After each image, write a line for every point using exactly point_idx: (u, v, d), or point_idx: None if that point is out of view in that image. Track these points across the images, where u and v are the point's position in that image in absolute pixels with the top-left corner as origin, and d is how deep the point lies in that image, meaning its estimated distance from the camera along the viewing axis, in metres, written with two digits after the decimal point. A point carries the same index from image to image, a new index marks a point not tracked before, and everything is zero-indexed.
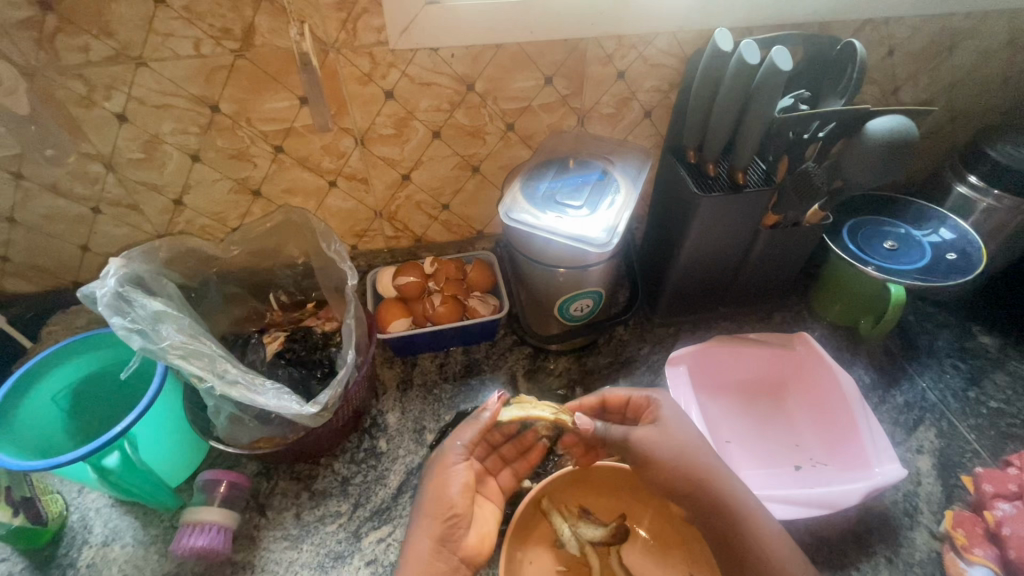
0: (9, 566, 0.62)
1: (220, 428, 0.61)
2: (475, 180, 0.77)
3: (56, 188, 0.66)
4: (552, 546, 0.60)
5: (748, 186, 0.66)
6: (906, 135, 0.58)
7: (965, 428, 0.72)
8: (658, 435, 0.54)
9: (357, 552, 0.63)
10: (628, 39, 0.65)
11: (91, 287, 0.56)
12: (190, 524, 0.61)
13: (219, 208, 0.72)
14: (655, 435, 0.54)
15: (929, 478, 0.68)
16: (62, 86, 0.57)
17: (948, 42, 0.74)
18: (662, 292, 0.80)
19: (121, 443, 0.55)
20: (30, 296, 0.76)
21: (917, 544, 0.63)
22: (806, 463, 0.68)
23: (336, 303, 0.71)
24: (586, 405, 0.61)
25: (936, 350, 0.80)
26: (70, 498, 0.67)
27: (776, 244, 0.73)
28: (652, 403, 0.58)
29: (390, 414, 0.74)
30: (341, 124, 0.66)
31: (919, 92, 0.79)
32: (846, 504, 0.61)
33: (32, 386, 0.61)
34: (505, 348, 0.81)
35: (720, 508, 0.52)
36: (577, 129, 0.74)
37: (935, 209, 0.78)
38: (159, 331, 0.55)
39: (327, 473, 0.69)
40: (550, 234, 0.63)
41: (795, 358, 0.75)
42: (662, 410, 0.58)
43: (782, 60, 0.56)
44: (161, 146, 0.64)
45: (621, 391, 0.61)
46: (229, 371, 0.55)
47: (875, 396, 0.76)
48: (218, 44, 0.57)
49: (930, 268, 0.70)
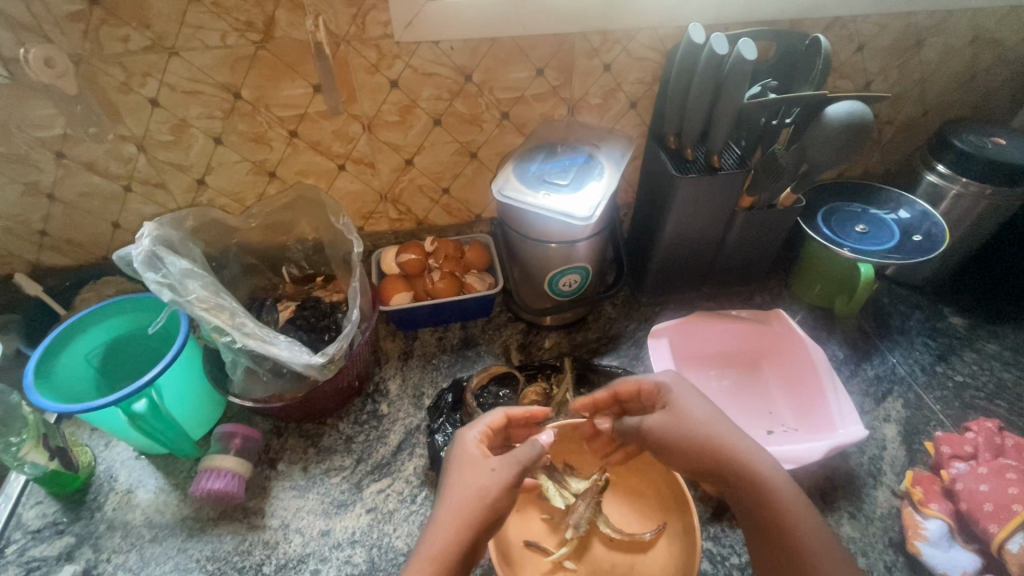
0: (43, 508, 0.68)
1: (236, 382, 0.67)
2: (473, 166, 0.84)
3: (93, 166, 0.73)
4: (537, 497, 0.65)
5: (722, 168, 0.71)
6: (863, 120, 0.63)
7: (931, 399, 0.76)
8: (668, 417, 0.56)
9: (359, 501, 0.68)
10: (613, 34, 0.72)
11: (126, 247, 0.61)
12: (207, 470, 0.67)
13: (238, 188, 0.79)
14: (667, 419, 0.56)
15: (894, 443, 0.72)
16: (103, 73, 0.64)
17: (914, 39, 0.80)
18: (647, 272, 0.85)
19: (148, 391, 0.61)
20: (65, 268, 0.83)
21: (879, 501, 0.67)
22: (778, 428, 0.73)
23: (343, 276, 0.77)
24: (598, 400, 0.63)
25: (907, 329, 0.85)
26: (97, 451, 0.73)
27: (752, 225, 0.78)
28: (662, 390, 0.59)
29: (391, 381, 0.80)
30: (350, 110, 0.73)
31: (889, 85, 0.85)
32: (810, 459, 0.65)
33: (64, 348, 0.67)
34: (500, 323, 0.87)
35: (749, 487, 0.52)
36: (568, 118, 0.80)
37: (904, 194, 0.83)
38: (186, 286, 0.60)
39: (332, 432, 0.75)
40: (541, 209, 0.69)
41: (770, 333, 0.80)
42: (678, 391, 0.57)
43: (747, 51, 0.62)
44: (188, 129, 0.71)
45: (633, 381, 0.61)
46: (246, 324, 0.60)
47: (847, 369, 0.81)
48: (242, 36, 0.63)
49: (896, 248, 0.76)
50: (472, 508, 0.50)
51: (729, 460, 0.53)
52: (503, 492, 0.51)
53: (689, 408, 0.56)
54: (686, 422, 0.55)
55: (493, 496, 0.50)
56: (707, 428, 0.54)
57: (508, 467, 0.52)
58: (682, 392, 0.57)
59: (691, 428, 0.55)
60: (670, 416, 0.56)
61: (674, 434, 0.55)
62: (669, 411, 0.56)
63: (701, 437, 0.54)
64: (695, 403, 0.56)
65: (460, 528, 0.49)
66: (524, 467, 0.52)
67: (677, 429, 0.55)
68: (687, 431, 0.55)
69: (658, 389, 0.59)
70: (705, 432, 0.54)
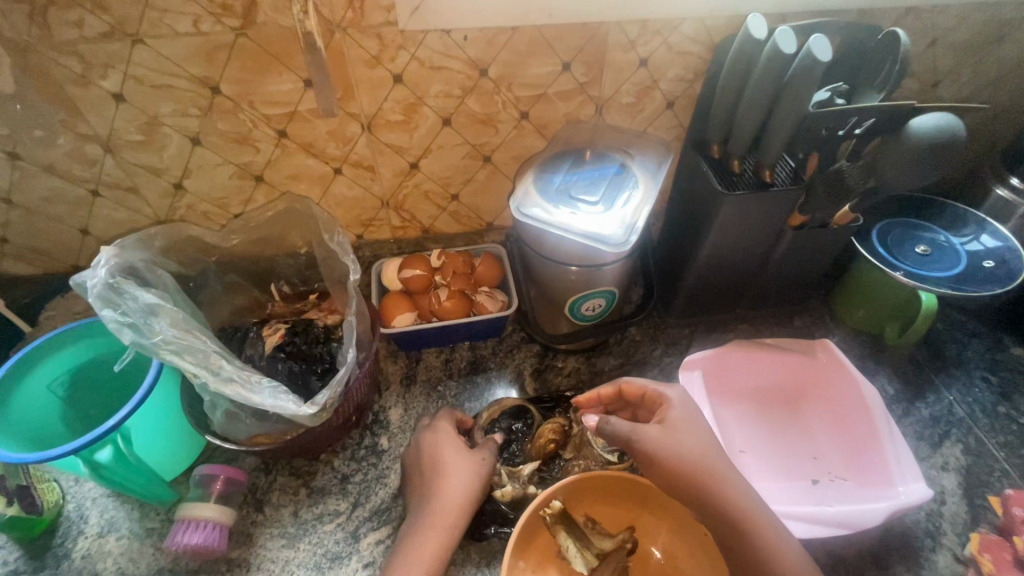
0: (3, 554, 0.61)
1: (217, 423, 0.59)
2: (485, 170, 0.74)
3: (53, 169, 0.63)
4: (553, 557, 0.58)
5: (775, 184, 0.62)
6: (953, 134, 0.54)
7: (994, 446, 0.68)
8: (665, 434, 0.53)
9: (355, 554, 0.61)
10: (652, 24, 0.61)
11: (81, 276, 0.53)
12: (185, 519, 0.60)
13: (221, 193, 0.70)
14: (661, 434, 0.53)
15: (954, 497, 0.65)
16: (57, 63, 0.54)
17: (997, 33, 0.69)
18: (678, 293, 0.76)
19: (114, 437, 0.54)
20: (29, 278, 0.74)
21: (939, 567, 0.60)
22: (824, 477, 0.65)
23: (338, 296, 0.69)
24: (603, 395, 0.61)
25: (964, 360, 0.75)
26: (66, 487, 0.66)
27: (800, 246, 0.69)
28: (664, 403, 0.57)
29: (393, 411, 0.72)
30: (346, 108, 0.63)
31: (960, 87, 0.74)
32: (868, 524, 0.58)
33: (23, 378, 0.60)
34: (512, 345, 0.79)
35: (734, 516, 0.50)
36: (595, 119, 0.71)
37: (973, 212, 0.73)
38: (152, 325, 0.53)
39: (326, 470, 0.67)
40: (563, 231, 0.60)
41: (815, 365, 0.71)
42: (672, 409, 0.56)
43: (820, 50, 0.52)
44: (160, 129, 0.62)
45: (637, 383, 0.59)
46: (224, 368, 0.53)
47: (899, 408, 0.72)
48: (218, 21, 0.53)
49: (965, 276, 0.66)
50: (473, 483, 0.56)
51: (715, 487, 0.51)
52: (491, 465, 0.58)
53: (684, 430, 0.54)
54: (685, 443, 0.53)
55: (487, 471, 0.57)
56: (700, 451, 0.52)
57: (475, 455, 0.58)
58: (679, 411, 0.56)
59: (683, 450, 0.52)
60: (665, 431, 0.54)
61: (670, 453, 0.52)
62: (665, 428, 0.54)
63: (691, 460, 0.52)
64: (693, 423, 0.55)
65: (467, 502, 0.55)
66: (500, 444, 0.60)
67: (670, 448, 0.52)
68: (678, 452, 0.52)
69: (659, 398, 0.58)
70: (696, 454, 0.52)
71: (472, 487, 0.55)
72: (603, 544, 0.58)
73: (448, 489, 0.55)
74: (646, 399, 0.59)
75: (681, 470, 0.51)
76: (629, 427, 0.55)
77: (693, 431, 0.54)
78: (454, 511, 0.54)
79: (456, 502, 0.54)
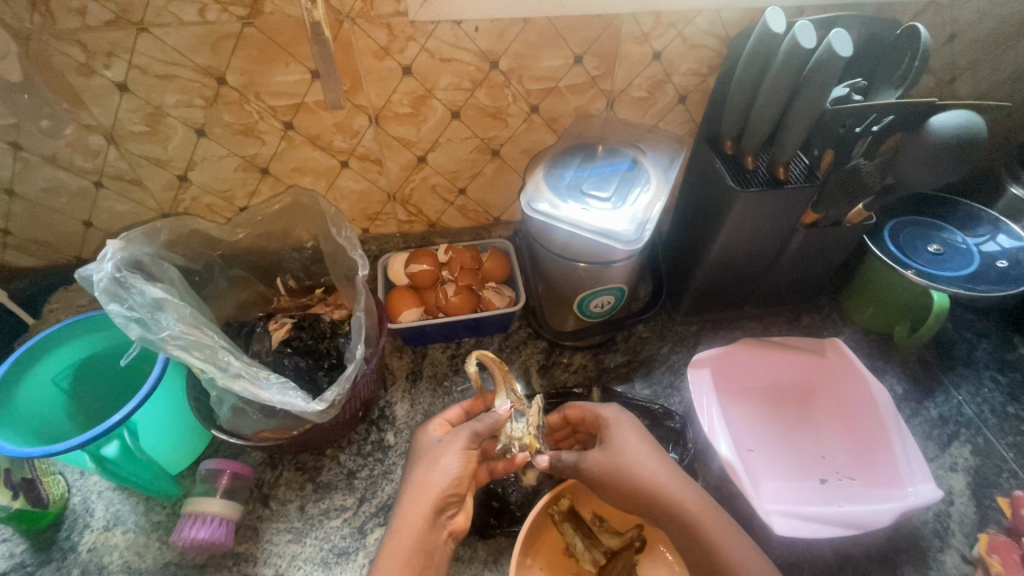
0: (9, 547, 0.61)
1: (223, 418, 0.58)
2: (494, 164, 0.73)
3: (56, 160, 0.62)
4: (561, 556, 0.58)
5: (789, 181, 0.61)
6: (977, 134, 0.53)
7: (1003, 446, 0.68)
8: (606, 457, 0.52)
9: (362, 549, 0.61)
10: (667, 16, 0.60)
11: (87, 269, 0.53)
12: (192, 514, 0.59)
13: (226, 185, 0.69)
14: (605, 458, 0.52)
15: (962, 498, 0.65)
16: (59, 52, 0.53)
17: (1016, 28, 0.68)
18: (687, 291, 0.76)
19: (120, 432, 0.54)
20: (33, 270, 0.74)
21: (947, 567, 0.60)
22: (833, 477, 0.65)
23: (345, 291, 0.68)
24: (550, 422, 0.61)
25: (974, 361, 0.74)
26: (71, 480, 0.66)
27: (812, 244, 0.68)
28: (602, 422, 0.55)
29: (399, 406, 0.72)
30: (354, 101, 0.62)
31: (977, 83, 0.73)
32: (878, 525, 0.57)
33: (28, 372, 0.59)
34: (519, 341, 0.78)
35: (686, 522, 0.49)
36: (605, 113, 0.70)
37: (986, 211, 0.72)
38: (159, 320, 0.53)
39: (332, 465, 0.67)
40: (573, 228, 0.60)
41: (825, 364, 0.71)
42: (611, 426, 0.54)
43: (840, 45, 0.51)
44: (165, 119, 0.60)
45: (578, 406, 0.59)
46: (232, 363, 0.53)
47: (907, 407, 0.72)
48: (224, 10, 0.52)
49: (977, 276, 0.66)
50: (433, 482, 0.50)
51: (664, 497, 0.49)
52: (461, 465, 0.51)
53: (624, 445, 0.52)
54: (628, 461, 0.51)
55: (455, 473, 0.51)
56: (647, 465, 0.51)
57: (453, 445, 0.52)
58: (616, 430, 0.54)
59: (623, 465, 0.51)
60: (605, 452, 0.52)
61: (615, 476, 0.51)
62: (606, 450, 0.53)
63: (637, 477, 0.50)
64: (633, 437, 0.53)
65: (426, 505, 0.49)
66: (476, 433, 0.53)
67: (614, 467, 0.51)
68: (622, 468, 0.51)
69: (596, 420, 0.56)
70: (638, 470, 0.50)
71: (447, 484, 0.50)
72: (609, 540, 0.58)
73: (416, 490, 0.50)
74: (586, 424, 0.58)
75: (629, 488, 0.50)
76: (575, 459, 0.54)
77: (634, 448, 0.52)
78: (423, 510, 0.49)
79: (426, 500, 0.49)
